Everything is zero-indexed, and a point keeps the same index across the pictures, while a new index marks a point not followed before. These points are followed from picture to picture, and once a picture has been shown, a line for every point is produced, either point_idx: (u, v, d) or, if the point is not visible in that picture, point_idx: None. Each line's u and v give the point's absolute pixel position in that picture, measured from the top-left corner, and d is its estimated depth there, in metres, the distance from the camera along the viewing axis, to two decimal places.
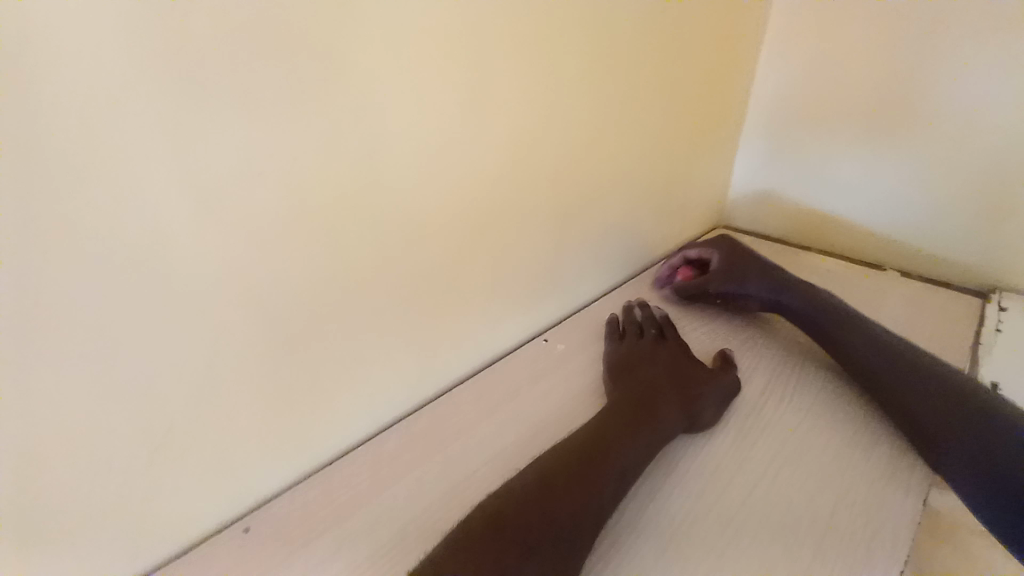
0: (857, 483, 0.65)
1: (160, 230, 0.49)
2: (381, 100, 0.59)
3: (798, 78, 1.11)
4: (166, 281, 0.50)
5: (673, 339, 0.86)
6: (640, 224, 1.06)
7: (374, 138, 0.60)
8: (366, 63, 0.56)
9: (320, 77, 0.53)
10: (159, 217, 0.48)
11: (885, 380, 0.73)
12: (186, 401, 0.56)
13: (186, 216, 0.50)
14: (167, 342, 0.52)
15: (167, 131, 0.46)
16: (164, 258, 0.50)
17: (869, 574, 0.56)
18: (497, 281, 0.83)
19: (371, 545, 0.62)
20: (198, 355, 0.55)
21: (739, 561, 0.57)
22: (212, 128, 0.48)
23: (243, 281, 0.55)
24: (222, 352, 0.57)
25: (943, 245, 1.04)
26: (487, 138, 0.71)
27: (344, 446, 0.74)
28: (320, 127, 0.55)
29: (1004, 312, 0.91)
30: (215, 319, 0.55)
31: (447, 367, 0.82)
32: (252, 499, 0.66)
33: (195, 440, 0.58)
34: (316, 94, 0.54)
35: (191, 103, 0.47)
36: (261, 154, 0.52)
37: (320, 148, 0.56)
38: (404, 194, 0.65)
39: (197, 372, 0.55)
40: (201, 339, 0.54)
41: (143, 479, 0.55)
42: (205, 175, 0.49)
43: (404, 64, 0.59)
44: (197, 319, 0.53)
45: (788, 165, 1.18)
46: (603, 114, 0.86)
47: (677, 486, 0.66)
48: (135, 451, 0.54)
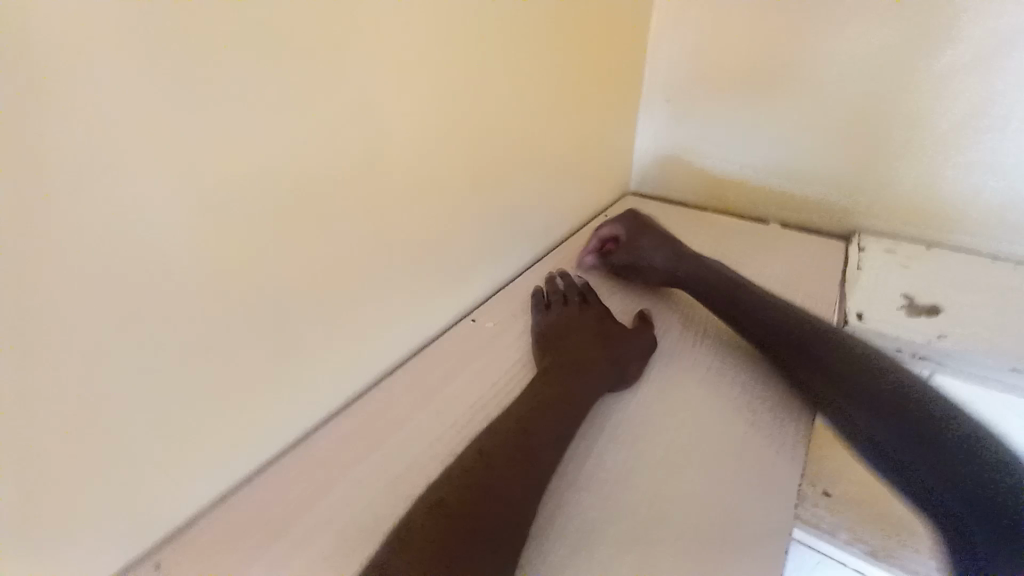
0: (762, 412, 0.73)
1: (4, 235, 0.40)
2: (275, 74, 0.53)
3: (689, 51, 1.19)
4: (23, 294, 0.42)
5: (595, 304, 0.90)
6: (558, 197, 1.08)
7: (271, 117, 0.54)
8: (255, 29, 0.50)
9: (199, 44, 0.46)
10: (5, 219, 0.40)
11: (765, 322, 0.80)
12: (68, 432, 0.48)
13: (38, 216, 0.41)
14: (34, 367, 0.44)
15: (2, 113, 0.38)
16: (15, 268, 0.41)
17: (777, 490, 0.63)
18: (420, 264, 0.80)
19: (318, 552, 0.58)
20: (79, 378, 0.47)
21: (672, 499, 0.62)
22: (64, 109, 0.41)
23: (127, 288, 0.48)
24: (109, 370, 0.49)
25: (817, 197, 1.18)
26: (396, 114, 0.68)
27: (272, 455, 0.68)
28: (203, 104, 0.48)
29: (863, 251, 1.06)
30: (95, 335, 0.47)
31: (378, 357, 0.79)
32: (166, 527, 0.59)
33: (85, 471, 0.50)
34: (195, 66, 0.47)
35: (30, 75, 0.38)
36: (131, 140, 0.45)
37: (204, 130, 0.49)
38: (311, 176, 0.60)
39: (80, 397, 0.47)
40: (80, 359, 0.47)
41: (24, 528, 0.47)
42: (61, 164, 0.41)
43: (301, 30, 0.54)
44: (71, 336, 0.45)
45: (687, 131, 1.27)
46: (514, 86, 0.85)
47: (613, 439, 0.69)
48: (10, 495, 0.46)
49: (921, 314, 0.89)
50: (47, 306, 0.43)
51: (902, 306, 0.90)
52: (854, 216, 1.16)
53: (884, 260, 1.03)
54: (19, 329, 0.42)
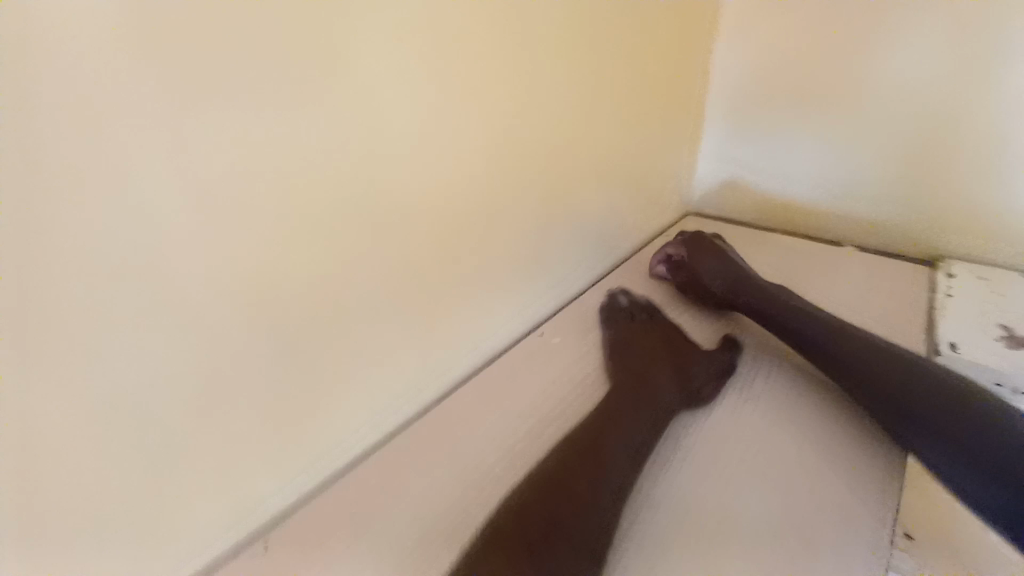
0: (845, 440, 0.70)
1: (165, 237, 0.47)
2: (374, 103, 0.60)
3: (748, 75, 1.20)
4: (164, 291, 0.49)
5: (662, 321, 0.90)
6: (619, 215, 1.10)
7: (370, 143, 0.61)
8: (358, 66, 0.57)
9: (320, 83, 0.54)
10: (166, 224, 0.47)
11: (838, 346, 0.76)
12: (193, 413, 0.54)
13: (189, 222, 0.49)
14: (166, 357, 0.50)
15: (175, 139, 0.46)
16: (170, 266, 0.48)
17: (868, 524, 0.60)
18: (488, 277, 0.84)
19: (401, 545, 0.62)
20: (205, 364, 0.53)
21: (753, 527, 0.60)
22: (219, 133, 0.48)
23: (248, 286, 0.55)
24: (228, 361, 0.55)
25: (895, 220, 1.13)
26: (475, 138, 0.74)
27: (352, 453, 0.73)
28: (318, 133, 0.56)
29: (953, 278, 1.00)
30: (223, 327, 0.54)
31: (447, 365, 0.83)
32: (264, 511, 0.65)
33: (204, 451, 0.56)
34: (307, 99, 0.54)
35: (187, 105, 0.46)
36: (263, 162, 0.52)
37: (317, 156, 0.56)
38: (401, 192, 0.66)
39: (205, 380, 0.54)
40: (209, 348, 0.53)
41: (159, 499, 0.54)
42: (210, 178, 0.49)
43: (399, 69, 0.61)
44: (206, 326, 0.52)
45: (750, 152, 1.25)
46: (578, 111, 0.89)
47: (687, 461, 0.68)
48: (147, 465, 0.52)
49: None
50: (187, 299, 0.50)
51: (1000, 337, 0.85)
52: (937, 240, 1.10)
53: (976, 288, 0.97)
54: (166, 316, 0.49)
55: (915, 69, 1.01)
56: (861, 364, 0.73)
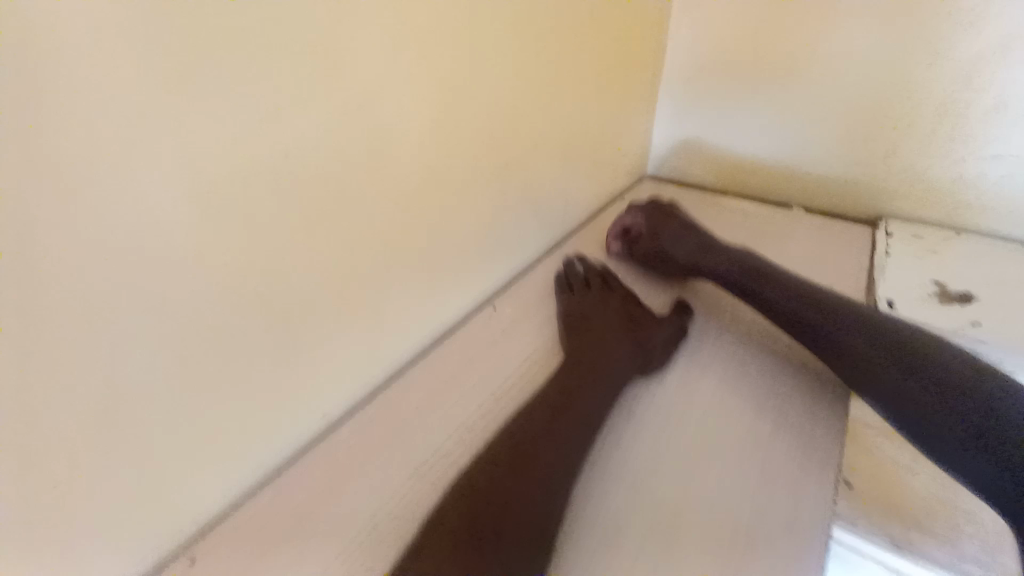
0: (792, 402, 0.71)
1: (39, 222, 0.39)
2: (295, 56, 0.50)
3: (710, 33, 1.15)
4: (48, 288, 0.40)
5: (617, 288, 0.88)
6: (574, 184, 1.05)
7: (294, 106, 0.52)
8: (282, 18, 0.48)
9: (226, 29, 0.44)
10: (45, 206, 0.39)
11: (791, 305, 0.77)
12: (100, 426, 0.47)
13: (72, 204, 0.40)
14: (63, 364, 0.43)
15: (37, 97, 0.37)
16: (53, 259, 0.40)
17: (812, 485, 0.62)
18: (439, 255, 0.78)
19: (350, 544, 0.58)
20: (111, 369, 0.46)
21: (704, 495, 0.60)
22: (96, 91, 0.39)
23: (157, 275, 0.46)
24: (142, 363, 0.48)
25: (841, 182, 1.14)
26: (421, 100, 0.65)
27: (291, 450, 0.67)
28: (229, 93, 0.46)
29: (890, 238, 1.03)
30: (130, 327, 0.46)
31: (397, 349, 0.77)
32: (194, 523, 0.59)
33: (118, 464, 0.49)
34: (212, 57, 0.44)
35: (50, 53, 0.36)
36: (158, 128, 0.43)
37: (229, 119, 0.47)
38: (336, 161, 0.58)
39: (113, 387, 0.46)
40: (114, 351, 0.45)
41: (65, 525, 0.47)
42: (91, 147, 0.40)
43: (323, 14, 0.51)
44: (107, 326, 0.44)
45: (705, 113, 1.22)
46: (531, 67, 0.82)
47: (640, 432, 0.67)
48: (51, 485, 0.45)
49: (955, 302, 0.86)
50: (82, 294, 0.42)
51: (933, 294, 0.88)
52: (877, 201, 1.12)
53: (910, 247, 1.00)
54: (58, 318, 0.41)
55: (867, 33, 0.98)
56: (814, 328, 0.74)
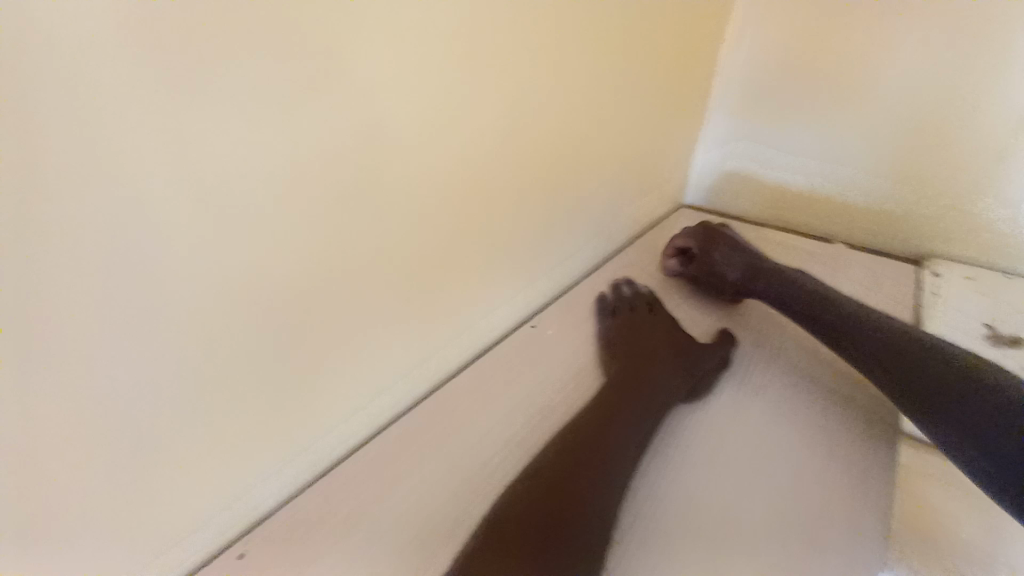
0: (844, 436, 0.70)
1: (152, 216, 0.43)
2: (378, 77, 0.54)
3: (753, 68, 1.18)
4: (150, 275, 0.45)
5: (663, 313, 0.88)
6: (618, 207, 1.07)
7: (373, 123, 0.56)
8: (371, 42, 0.52)
9: (321, 51, 0.49)
10: (156, 202, 0.43)
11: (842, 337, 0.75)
12: (177, 408, 0.50)
13: (178, 201, 0.44)
14: (153, 345, 0.47)
15: (165, 107, 0.41)
16: (157, 249, 0.44)
17: (869, 524, 0.60)
18: (488, 268, 0.80)
19: (393, 547, 0.59)
20: (192, 354, 0.50)
21: (755, 527, 0.59)
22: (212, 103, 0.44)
23: (238, 271, 0.50)
24: (218, 351, 0.52)
25: (885, 218, 1.13)
26: (485, 121, 0.69)
27: (341, 450, 0.69)
28: (320, 108, 0.51)
29: (938, 278, 1.02)
30: (210, 317, 0.50)
31: (444, 357, 0.79)
32: (245, 515, 0.61)
33: (188, 446, 0.52)
34: (305, 75, 0.49)
35: (182, 69, 0.41)
36: (255, 138, 0.47)
37: (318, 133, 0.51)
38: (403, 173, 0.61)
39: (191, 371, 0.50)
40: (195, 337, 0.49)
41: (137, 499, 0.50)
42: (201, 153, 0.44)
43: (407, 39, 0.55)
44: (191, 314, 0.48)
45: (747, 144, 1.24)
46: (586, 94, 0.85)
47: (688, 457, 0.67)
48: (130, 460, 0.49)
49: (1007, 346, 0.84)
50: (176, 283, 0.46)
51: (986, 336, 0.86)
52: (926, 239, 1.11)
53: (960, 288, 0.98)
54: (155, 303, 0.46)
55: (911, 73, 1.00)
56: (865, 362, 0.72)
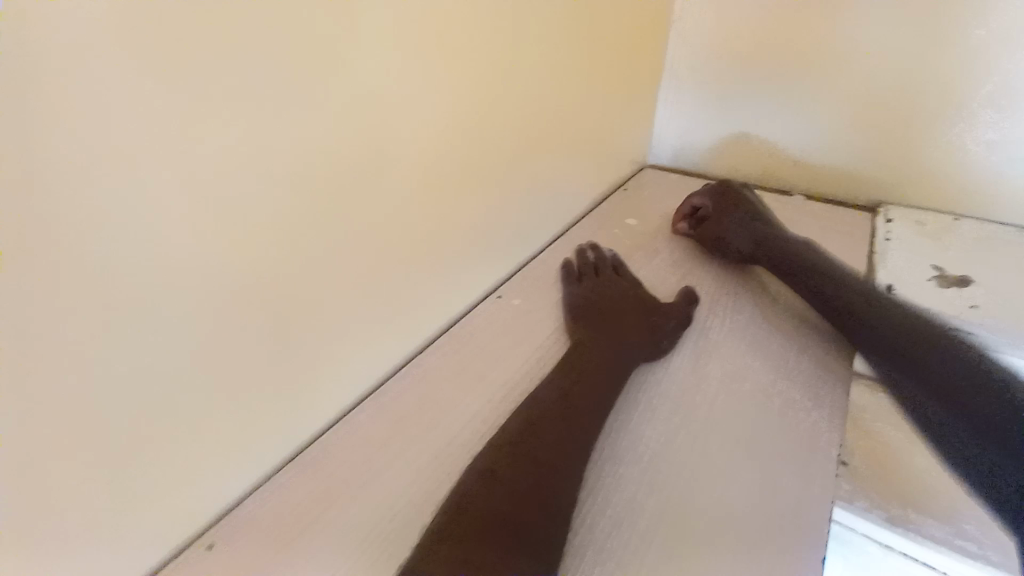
0: (797, 382, 0.73)
1: (74, 203, 0.40)
2: (315, 50, 0.52)
3: (710, 22, 1.16)
4: (83, 268, 0.41)
5: (626, 276, 0.89)
6: (581, 173, 1.06)
7: (314, 98, 0.53)
8: (299, 10, 0.50)
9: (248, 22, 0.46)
10: (78, 188, 0.40)
11: None
12: (129, 405, 0.48)
13: (103, 186, 0.41)
14: (96, 342, 0.44)
15: (79, 82, 0.38)
16: (86, 240, 0.41)
17: (818, 461, 0.63)
18: (450, 242, 0.79)
19: (367, 529, 0.59)
20: (139, 351, 0.47)
21: (713, 472, 0.62)
22: (133, 78, 0.40)
23: (180, 259, 0.47)
24: (168, 346, 0.49)
25: (840, 168, 1.14)
26: (433, 89, 0.67)
27: (309, 434, 0.68)
28: (254, 85, 0.48)
29: (890, 223, 1.05)
30: (154, 309, 0.47)
31: (410, 336, 0.78)
32: (213, 507, 0.60)
33: (147, 443, 0.50)
34: (228, 47, 0.45)
35: (94, 40, 0.38)
36: (184, 116, 0.44)
37: (259, 109, 0.49)
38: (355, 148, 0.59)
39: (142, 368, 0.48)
40: (140, 331, 0.47)
41: (96, 503, 0.48)
42: (126, 131, 0.41)
43: (342, 7, 0.53)
44: (134, 307, 0.45)
45: (708, 101, 1.23)
46: (540, 56, 0.83)
47: (650, 413, 0.69)
48: (81, 463, 0.46)
49: (953, 285, 0.88)
50: (112, 273, 0.43)
51: (934, 277, 0.89)
52: (879, 186, 1.12)
53: (910, 232, 1.01)
54: (95, 297, 0.43)
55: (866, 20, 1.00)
56: None
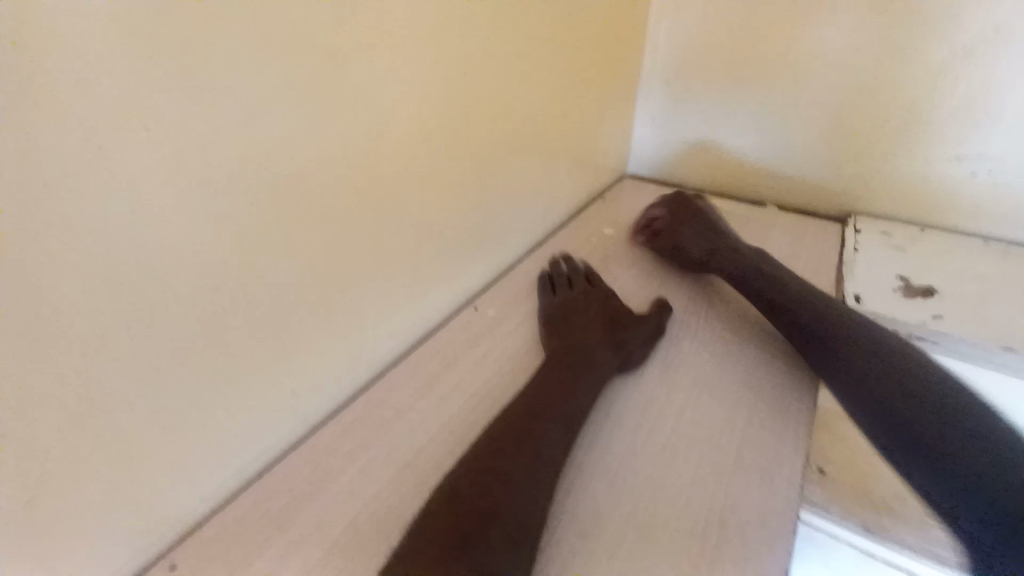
0: (766, 393, 0.74)
1: (30, 229, 0.38)
2: (288, 69, 0.51)
3: (686, 36, 1.18)
4: (39, 295, 0.40)
5: (600, 287, 0.90)
6: (556, 184, 1.07)
7: (286, 118, 0.53)
8: (270, 30, 0.49)
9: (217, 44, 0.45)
10: (36, 214, 0.38)
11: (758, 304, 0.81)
12: (87, 431, 0.46)
13: (62, 212, 0.40)
14: (52, 369, 0.42)
15: (37, 107, 0.37)
16: (45, 266, 0.40)
17: (785, 470, 0.64)
18: (424, 254, 0.79)
19: (333, 550, 0.58)
20: (98, 376, 0.45)
21: (681, 485, 0.62)
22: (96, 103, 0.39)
23: (143, 282, 0.46)
24: (130, 370, 0.48)
25: (812, 180, 1.17)
26: (405, 105, 0.66)
27: (277, 451, 0.67)
28: (224, 107, 0.47)
29: (858, 234, 1.07)
30: (115, 334, 0.45)
31: (383, 349, 0.78)
32: (174, 529, 0.58)
33: (103, 469, 0.49)
34: (196, 68, 0.44)
35: (52, 64, 0.37)
36: (149, 141, 0.43)
37: (229, 132, 0.48)
38: (327, 162, 0.59)
39: (102, 393, 0.46)
40: (100, 357, 0.45)
41: (50, 531, 0.47)
42: (88, 155, 0.40)
43: (313, 25, 0.52)
44: (94, 332, 0.44)
45: (684, 113, 1.25)
46: (513, 70, 0.83)
47: (620, 426, 0.70)
48: (29, 494, 0.44)
49: (917, 295, 0.90)
50: (72, 299, 0.42)
51: (899, 288, 0.92)
52: (849, 198, 1.15)
53: (877, 243, 1.04)
54: (53, 324, 0.41)
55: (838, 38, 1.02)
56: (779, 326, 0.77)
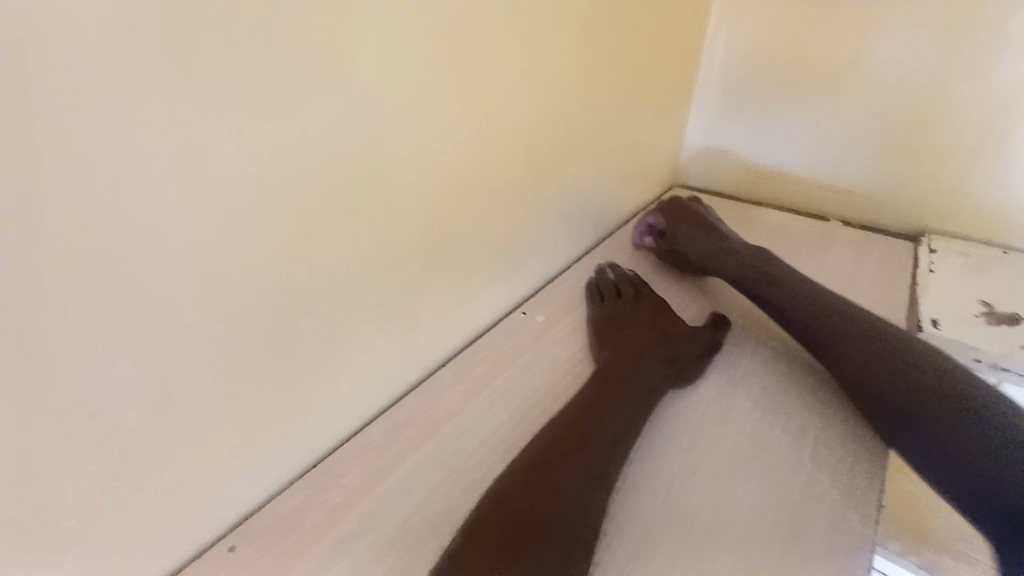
0: (832, 421, 0.70)
1: (123, 215, 0.41)
2: (355, 69, 0.53)
3: (746, 44, 1.14)
4: (127, 277, 0.43)
5: (650, 297, 0.88)
6: (608, 191, 1.05)
7: (352, 116, 0.54)
8: (339, 33, 0.50)
9: (292, 44, 0.47)
10: (127, 201, 0.41)
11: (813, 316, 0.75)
12: (158, 410, 0.48)
13: (148, 200, 0.42)
14: (134, 348, 0.45)
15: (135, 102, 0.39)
16: (133, 250, 0.42)
17: (856, 507, 0.60)
18: (477, 256, 0.79)
19: (380, 547, 0.58)
20: (172, 358, 0.48)
21: (742, 514, 0.59)
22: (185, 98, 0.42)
23: (214, 269, 0.48)
24: (199, 353, 0.50)
25: (879, 195, 1.10)
26: (465, 107, 0.67)
27: (328, 443, 0.68)
28: (295, 104, 0.49)
29: (934, 253, 1.00)
30: (188, 318, 0.48)
31: (432, 349, 0.78)
32: (232, 513, 0.60)
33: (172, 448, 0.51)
34: (271, 68, 0.46)
35: (149, 63, 0.39)
36: (226, 134, 0.45)
37: (302, 127, 0.50)
38: (389, 162, 0.60)
39: (174, 374, 0.49)
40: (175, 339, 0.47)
41: (122, 504, 0.49)
42: (174, 147, 0.42)
43: (382, 28, 0.53)
44: (169, 315, 0.46)
45: (740, 123, 1.21)
46: (573, 75, 0.83)
47: (674, 446, 0.67)
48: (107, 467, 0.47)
49: (1002, 322, 0.83)
50: (154, 282, 0.45)
51: (980, 313, 0.85)
52: (921, 215, 1.08)
53: (955, 264, 0.97)
54: (136, 305, 0.44)
55: (913, 48, 0.97)
56: (836, 341, 0.71)
